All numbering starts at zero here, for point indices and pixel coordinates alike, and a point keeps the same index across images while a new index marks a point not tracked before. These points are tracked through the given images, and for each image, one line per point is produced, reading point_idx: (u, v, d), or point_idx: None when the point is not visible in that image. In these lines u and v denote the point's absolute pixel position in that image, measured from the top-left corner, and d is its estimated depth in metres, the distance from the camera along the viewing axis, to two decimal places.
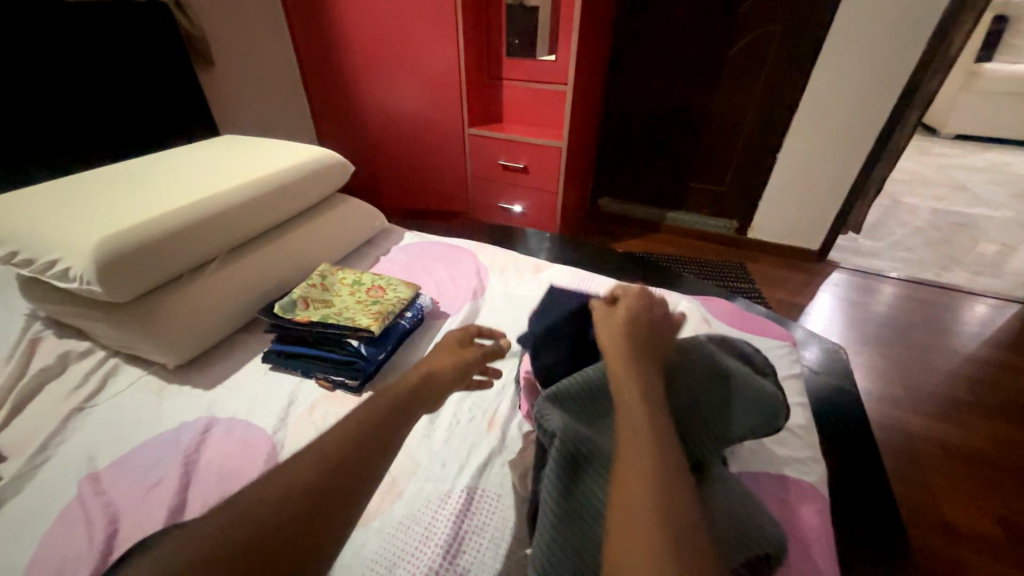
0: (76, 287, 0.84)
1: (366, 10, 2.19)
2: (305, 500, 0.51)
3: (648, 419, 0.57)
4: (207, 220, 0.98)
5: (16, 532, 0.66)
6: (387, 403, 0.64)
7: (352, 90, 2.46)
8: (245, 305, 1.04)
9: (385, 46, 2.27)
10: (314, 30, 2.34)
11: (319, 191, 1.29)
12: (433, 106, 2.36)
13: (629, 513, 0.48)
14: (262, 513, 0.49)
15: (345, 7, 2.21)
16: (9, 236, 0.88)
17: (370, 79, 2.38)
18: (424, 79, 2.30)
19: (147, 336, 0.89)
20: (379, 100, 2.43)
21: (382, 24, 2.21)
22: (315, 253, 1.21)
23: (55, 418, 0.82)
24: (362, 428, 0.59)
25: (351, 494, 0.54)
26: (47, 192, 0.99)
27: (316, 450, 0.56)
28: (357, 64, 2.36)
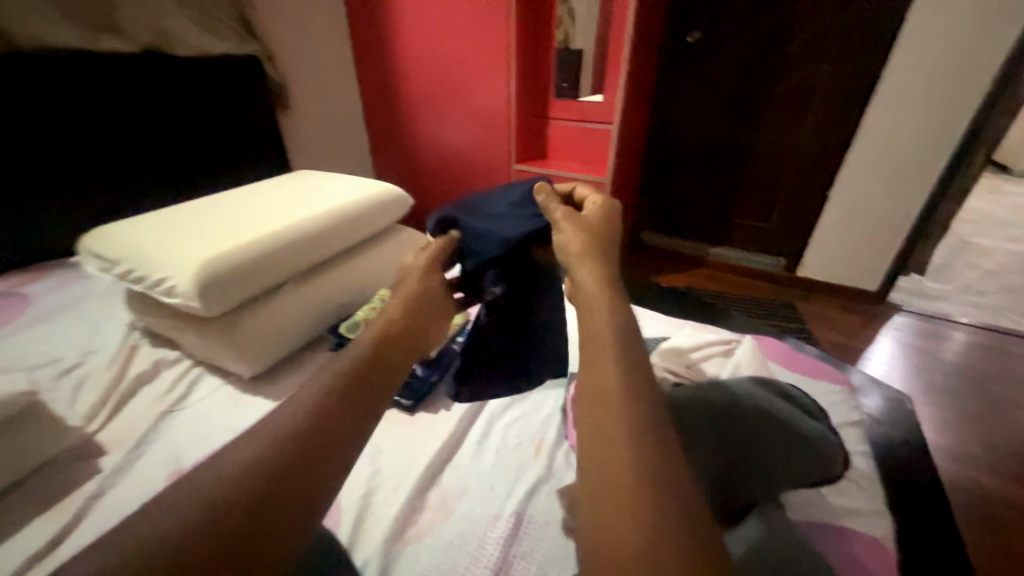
0: (178, 302, 0.96)
1: (428, 57, 2.40)
2: (271, 476, 0.43)
3: (612, 325, 0.53)
4: (288, 246, 1.10)
5: (113, 518, 0.74)
6: (353, 371, 0.58)
7: (410, 128, 2.66)
8: (313, 324, 1.13)
9: (443, 90, 2.47)
10: (380, 75, 2.58)
11: (383, 221, 1.40)
12: (483, 143, 2.51)
13: (603, 448, 0.41)
14: (227, 483, 0.42)
15: (409, 55, 2.44)
16: (127, 256, 1.01)
17: (427, 118, 2.58)
18: (476, 119, 2.46)
19: (230, 349, 0.99)
20: (434, 137, 2.61)
21: (442, 70, 2.41)
22: (375, 278, 1.31)
23: (148, 418, 0.92)
24: (330, 396, 0.53)
25: (327, 469, 0.46)
26: (157, 218, 1.14)
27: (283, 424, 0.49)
28: (416, 105, 2.57)
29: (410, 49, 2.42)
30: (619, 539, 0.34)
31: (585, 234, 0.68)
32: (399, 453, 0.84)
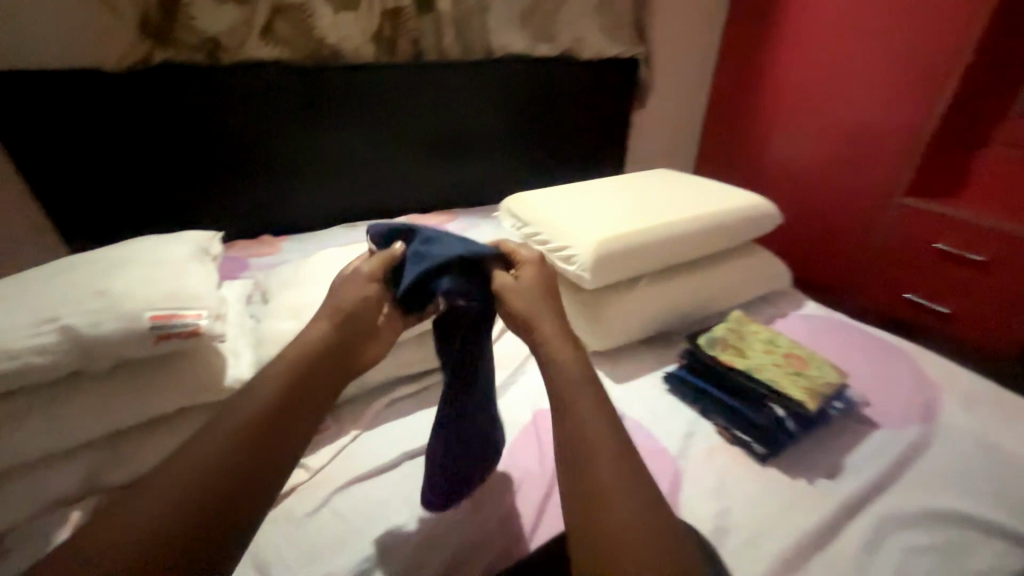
0: (569, 269, 1.04)
1: (814, 24, 1.70)
2: (166, 543, 0.46)
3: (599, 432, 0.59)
4: (663, 240, 1.09)
5: None
6: (262, 418, 0.57)
7: (738, 120, 2.03)
8: (659, 322, 1.09)
9: (819, 88, 1.72)
10: (736, 66, 2.02)
11: (745, 234, 1.25)
12: (845, 154, 1.67)
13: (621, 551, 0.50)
14: (131, 531, 0.47)
15: (781, 31, 1.81)
16: (533, 218, 1.17)
17: (779, 124, 1.85)
18: (858, 127, 1.63)
19: (592, 320, 1.04)
20: (783, 146, 1.85)
21: (833, 58, 1.66)
22: (723, 296, 1.18)
23: (519, 355, 1.04)
24: (234, 450, 0.53)
25: (227, 529, 0.50)
26: (553, 190, 1.29)
27: (223, 425, 0.56)
28: (760, 93, 1.91)
29: (789, 20, 1.78)
30: (611, 501, 0.53)
31: (532, 303, 0.69)
32: (749, 502, 0.74)
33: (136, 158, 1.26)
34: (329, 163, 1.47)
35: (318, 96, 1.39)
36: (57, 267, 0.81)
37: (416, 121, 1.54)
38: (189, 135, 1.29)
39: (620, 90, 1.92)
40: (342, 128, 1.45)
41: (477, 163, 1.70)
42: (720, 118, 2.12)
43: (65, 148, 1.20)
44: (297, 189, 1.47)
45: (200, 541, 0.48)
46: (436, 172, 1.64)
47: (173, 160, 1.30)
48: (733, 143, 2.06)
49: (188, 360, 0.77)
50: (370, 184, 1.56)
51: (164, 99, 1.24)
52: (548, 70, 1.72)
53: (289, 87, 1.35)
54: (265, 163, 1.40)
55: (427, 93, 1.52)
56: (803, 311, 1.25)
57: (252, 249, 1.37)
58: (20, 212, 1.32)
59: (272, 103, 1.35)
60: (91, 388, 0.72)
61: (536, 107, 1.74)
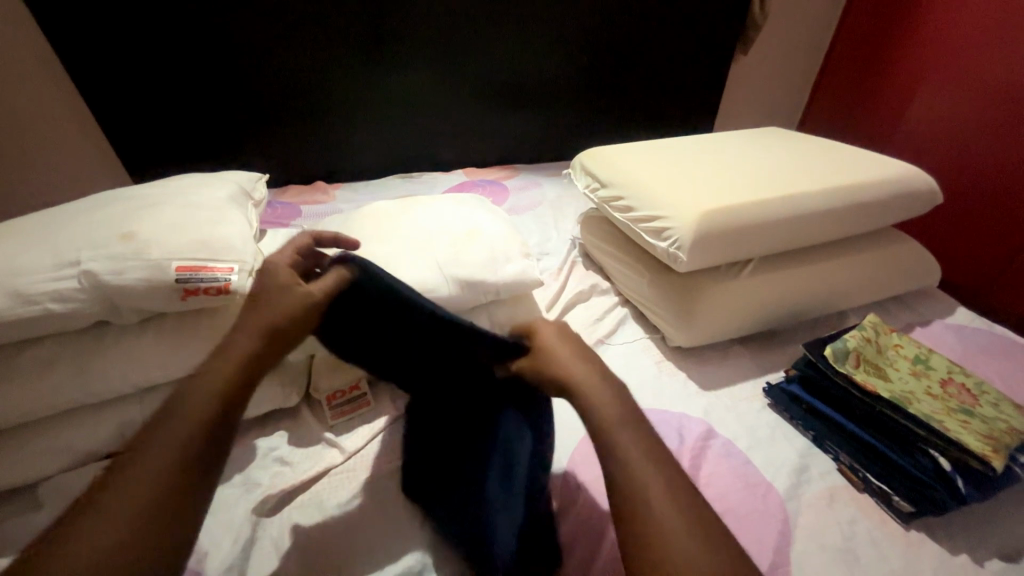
0: (660, 247, 0.85)
1: None
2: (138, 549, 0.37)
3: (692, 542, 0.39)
4: (782, 219, 0.86)
5: None
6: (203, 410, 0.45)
7: (868, 74, 1.61)
8: (764, 320, 0.88)
9: (997, 24, 1.23)
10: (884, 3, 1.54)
11: (887, 217, 0.98)
12: (1009, 124, 1.22)
13: None
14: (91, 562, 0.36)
15: None
16: (616, 181, 0.97)
17: (936, 74, 1.38)
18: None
19: (681, 310, 0.85)
20: (937, 104, 1.38)
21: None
22: (848, 292, 0.94)
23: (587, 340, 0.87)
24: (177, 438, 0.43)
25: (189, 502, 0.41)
26: (641, 148, 1.07)
27: (136, 460, 0.41)
28: (902, 43, 1.48)
29: None
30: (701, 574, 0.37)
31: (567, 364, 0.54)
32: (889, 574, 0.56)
33: (194, 92, 1.18)
34: (389, 105, 1.32)
35: (381, 29, 1.21)
36: (94, 204, 0.76)
37: (487, 64, 1.33)
38: (246, 70, 1.18)
39: (731, 31, 1.53)
40: (405, 68, 1.28)
41: (551, 116, 1.47)
42: (857, 63, 1.65)
43: (123, 77, 1.14)
44: (354, 134, 1.34)
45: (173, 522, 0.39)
46: (506, 123, 1.44)
47: (229, 96, 1.20)
48: (857, 105, 1.66)
49: (224, 316, 0.69)
50: (432, 133, 1.40)
51: (220, 26, 1.12)
52: (652, 0, 1.39)
53: (352, 19, 1.18)
54: (324, 105, 1.27)
55: (504, 31, 1.30)
56: (953, 319, 0.97)
57: (305, 196, 1.27)
58: (89, 142, 1.31)
59: (331, 35, 1.19)
60: (121, 340, 0.65)
61: (630, 47, 1.44)
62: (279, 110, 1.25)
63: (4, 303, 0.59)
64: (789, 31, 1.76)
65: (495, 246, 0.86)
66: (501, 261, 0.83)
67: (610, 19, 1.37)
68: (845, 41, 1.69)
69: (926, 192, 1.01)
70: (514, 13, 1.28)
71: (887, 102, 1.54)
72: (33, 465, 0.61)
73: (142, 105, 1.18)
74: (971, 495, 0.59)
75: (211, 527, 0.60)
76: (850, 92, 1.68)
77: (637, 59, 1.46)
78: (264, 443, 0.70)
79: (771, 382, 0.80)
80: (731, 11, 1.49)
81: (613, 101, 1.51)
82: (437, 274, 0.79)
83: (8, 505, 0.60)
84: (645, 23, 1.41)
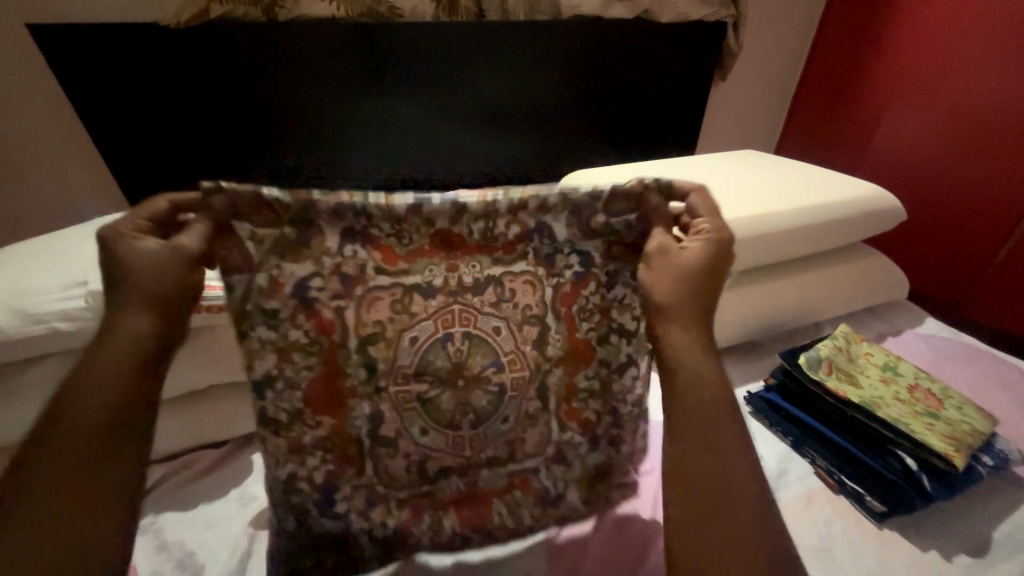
0: None
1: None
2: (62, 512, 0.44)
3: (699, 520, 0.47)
4: (755, 236, 0.92)
5: None
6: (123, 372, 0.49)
7: (837, 101, 1.71)
8: (743, 331, 0.92)
9: (948, 58, 1.35)
10: (847, 36, 1.66)
11: (856, 233, 1.04)
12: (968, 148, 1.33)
13: None
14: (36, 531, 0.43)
15: (892, 8, 1.49)
16: None
17: (899, 100, 1.48)
18: (999, 107, 1.26)
19: None
20: (900, 131, 1.48)
21: (975, 16, 1.29)
22: (821, 304, 0.99)
23: None
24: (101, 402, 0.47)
25: (113, 459, 0.47)
26: (623, 170, 1.13)
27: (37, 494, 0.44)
28: (863, 74, 1.59)
29: None
30: None
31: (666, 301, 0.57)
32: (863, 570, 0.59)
33: (193, 119, 1.22)
34: (382, 130, 1.37)
35: (376, 62, 1.28)
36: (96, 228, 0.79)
37: (476, 91, 1.40)
38: (244, 98, 1.23)
39: (706, 61, 1.62)
40: (399, 95, 1.34)
41: (538, 140, 1.54)
42: (826, 92, 1.75)
43: (123, 108, 1.18)
44: (348, 159, 1.38)
45: (97, 485, 0.45)
46: (495, 145, 1.50)
47: (227, 122, 1.25)
48: (828, 129, 1.75)
49: (224, 334, 0.72)
50: (425, 156, 1.45)
51: (224, 56, 1.18)
52: (630, 35, 1.48)
53: (349, 51, 1.25)
54: (320, 131, 1.32)
55: (493, 63, 1.38)
56: (922, 328, 1.02)
57: None
58: (84, 166, 1.33)
59: (327, 64, 1.25)
60: None
61: (612, 75, 1.52)
62: (275, 136, 1.29)
63: (14, 323, 0.61)
64: (762, 60, 1.86)
65: None
66: None
67: (591, 50, 1.46)
68: (815, 69, 1.80)
69: (890, 210, 1.08)
70: (502, 46, 1.36)
71: (854, 125, 1.63)
72: None
73: (142, 131, 1.21)
74: (937, 493, 0.63)
75: (208, 542, 0.61)
76: (822, 117, 1.78)
77: (618, 88, 1.55)
78: (260, 458, 0.72)
79: (751, 391, 0.84)
80: (704, 44, 1.59)
81: (597, 127, 1.59)
82: None
83: None
84: (624, 53, 1.50)
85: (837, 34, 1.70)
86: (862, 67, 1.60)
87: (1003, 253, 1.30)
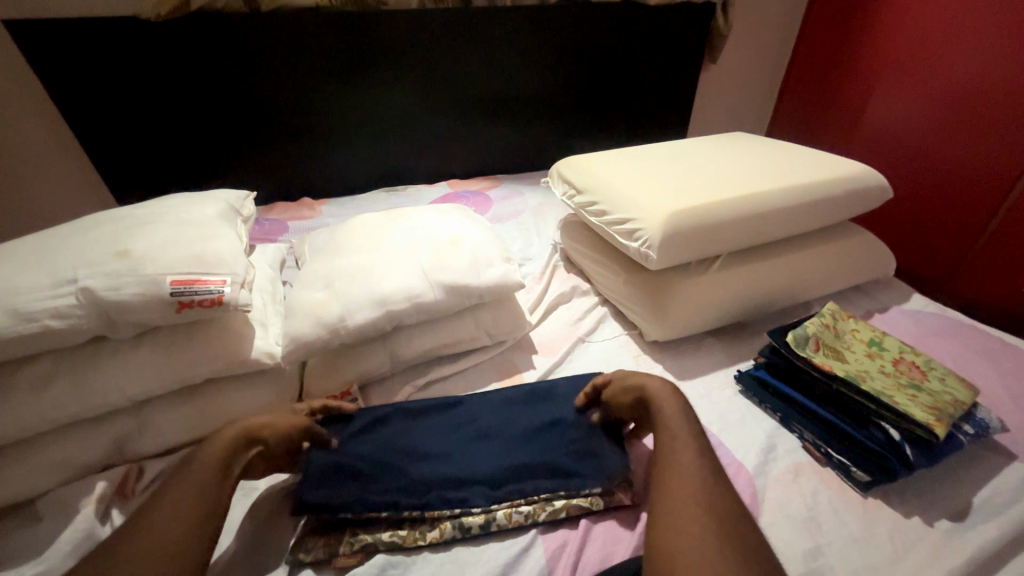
0: (633, 247, 0.90)
1: None
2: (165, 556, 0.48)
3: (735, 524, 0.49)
4: (743, 216, 0.92)
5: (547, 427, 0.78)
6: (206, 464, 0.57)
7: (826, 79, 1.70)
8: (733, 312, 0.93)
9: (932, 35, 1.35)
10: (836, 14, 1.65)
11: (845, 212, 1.05)
12: (953, 126, 1.33)
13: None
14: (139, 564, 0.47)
15: None
16: (592, 188, 1.02)
17: (886, 80, 1.49)
18: (981, 83, 1.26)
19: (655, 306, 0.90)
20: (888, 109, 1.49)
21: None
22: (810, 283, 1.00)
23: (567, 340, 0.91)
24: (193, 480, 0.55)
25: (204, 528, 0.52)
26: (614, 154, 1.13)
27: (130, 549, 0.48)
28: (853, 52, 1.59)
29: None
30: None
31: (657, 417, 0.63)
32: (848, 543, 0.60)
33: (179, 113, 1.21)
34: (373, 122, 1.36)
35: (365, 52, 1.27)
36: (86, 225, 0.78)
37: (464, 80, 1.39)
38: (229, 91, 1.22)
39: (697, 43, 1.61)
40: (387, 84, 1.32)
41: (529, 128, 1.54)
42: (815, 73, 1.75)
43: (109, 105, 1.17)
44: (339, 151, 1.38)
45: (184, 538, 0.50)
46: (486, 134, 1.50)
47: (215, 116, 1.24)
48: (818, 108, 1.75)
49: (219, 329, 0.73)
50: (416, 146, 1.44)
51: (210, 50, 1.16)
52: (621, 18, 1.47)
53: (336, 41, 1.23)
54: (308, 124, 1.31)
55: (483, 49, 1.36)
56: (909, 304, 1.04)
57: (292, 212, 1.30)
58: (75, 165, 1.33)
59: (313, 56, 1.23)
60: (118, 354, 0.69)
61: (602, 61, 1.51)
62: (262, 128, 1.28)
63: (5, 321, 0.61)
64: (754, 40, 1.85)
65: (477, 252, 0.89)
66: (483, 266, 0.87)
67: (580, 35, 1.44)
68: (805, 49, 1.79)
69: (878, 188, 1.08)
70: (491, 32, 1.35)
71: (845, 105, 1.63)
72: (33, 479, 0.62)
73: (128, 127, 1.20)
74: (920, 461, 0.65)
75: None
76: (812, 97, 1.77)
77: (610, 74, 1.54)
78: None
79: (742, 369, 0.86)
80: (694, 25, 1.57)
81: (590, 114, 1.58)
82: (421, 280, 0.82)
83: (9, 520, 0.61)
84: (614, 36, 1.48)
85: (825, 13, 1.69)
86: (851, 46, 1.59)
87: (989, 230, 1.30)
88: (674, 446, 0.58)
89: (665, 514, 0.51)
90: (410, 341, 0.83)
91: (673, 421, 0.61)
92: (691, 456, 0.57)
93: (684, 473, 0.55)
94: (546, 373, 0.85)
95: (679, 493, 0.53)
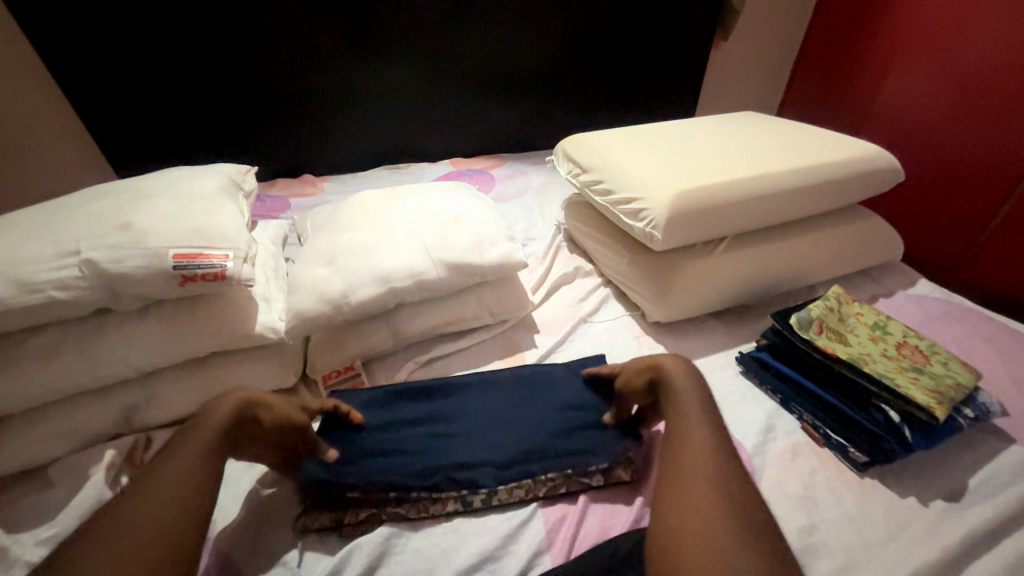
0: (638, 227, 0.89)
1: None
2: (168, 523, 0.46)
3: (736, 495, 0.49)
4: (751, 197, 0.91)
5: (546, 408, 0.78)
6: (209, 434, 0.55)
7: (841, 58, 1.65)
8: (737, 294, 0.93)
9: (953, 11, 1.30)
10: None
11: (855, 195, 1.04)
12: (969, 108, 1.29)
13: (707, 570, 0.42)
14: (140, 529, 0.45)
15: None
16: (598, 167, 1.00)
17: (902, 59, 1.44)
18: (998, 64, 1.22)
19: (658, 287, 0.90)
20: (904, 90, 1.44)
21: None
22: (816, 267, 0.99)
23: (570, 320, 0.91)
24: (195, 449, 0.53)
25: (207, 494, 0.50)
26: (620, 132, 1.10)
27: (129, 516, 0.45)
28: (870, 29, 1.53)
29: None
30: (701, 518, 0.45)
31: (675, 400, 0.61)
32: (843, 521, 0.61)
33: (177, 86, 1.18)
34: (375, 97, 1.34)
35: (367, 23, 1.23)
36: (86, 197, 0.78)
37: (469, 54, 1.35)
38: (228, 63, 1.19)
39: (710, 18, 1.56)
40: (390, 58, 1.29)
41: (535, 106, 1.50)
42: (830, 51, 1.70)
43: (107, 76, 1.15)
44: (340, 127, 1.36)
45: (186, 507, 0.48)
46: (490, 111, 1.47)
47: (214, 89, 1.21)
48: (831, 88, 1.70)
49: (222, 303, 0.73)
50: (419, 123, 1.42)
51: (206, 19, 1.13)
52: None
53: (337, 12, 1.20)
54: (309, 98, 1.29)
55: (488, 22, 1.32)
56: (915, 289, 1.03)
57: (293, 188, 1.29)
58: (74, 138, 1.31)
59: (313, 26, 1.20)
60: (122, 327, 0.69)
61: (610, 36, 1.46)
62: (262, 102, 1.26)
63: (9, 292, 0.61)
64: (769, 16, 1.78)
65: (480, 231, 0.88)
66: (486, 244, 0.86)
67: (588, 8, 1.40)
68: (820, 26, 1.73)
69: (889, 170, 1.06)
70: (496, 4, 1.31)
71: (859, 85, 1.58)
72: (43, 447, 0.64)
73: (126, 100, 1.18)
74: (917, 442, 0.65)
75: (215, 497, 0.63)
76: (826, 77, 1.72)
77: (618, 50, 1.50)
78: None
79: (743, 351, 0.86)
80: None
81: (597, 92, 1.55)
82: (424, 257, 0.82)
83: (21, 486, 0.63)
84: (623, 9, 1.43)
85: None
86: (868, 23, 1.54)
87: (1000, 215, 1.28)
88: (674, 423, 0.59)
89: (663, 489, 0.52)
90: (413, 319, 0.83)
91: (689, 407, 0.60)
92: (691, 434, 0.57)
93: (683, 450, 0.55)
94: (548, 352, 0.85)
95: (679, 466, 0.53)
